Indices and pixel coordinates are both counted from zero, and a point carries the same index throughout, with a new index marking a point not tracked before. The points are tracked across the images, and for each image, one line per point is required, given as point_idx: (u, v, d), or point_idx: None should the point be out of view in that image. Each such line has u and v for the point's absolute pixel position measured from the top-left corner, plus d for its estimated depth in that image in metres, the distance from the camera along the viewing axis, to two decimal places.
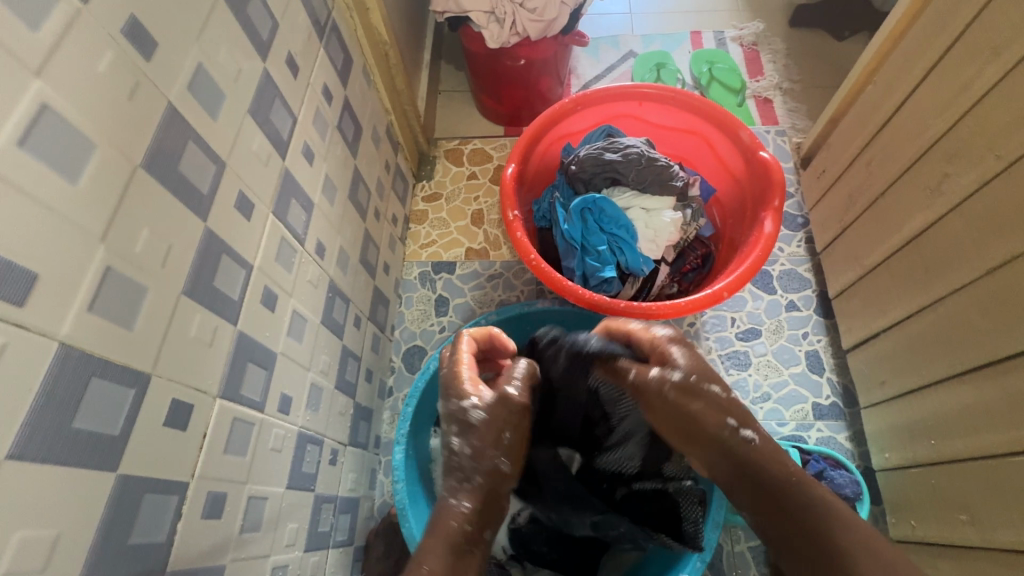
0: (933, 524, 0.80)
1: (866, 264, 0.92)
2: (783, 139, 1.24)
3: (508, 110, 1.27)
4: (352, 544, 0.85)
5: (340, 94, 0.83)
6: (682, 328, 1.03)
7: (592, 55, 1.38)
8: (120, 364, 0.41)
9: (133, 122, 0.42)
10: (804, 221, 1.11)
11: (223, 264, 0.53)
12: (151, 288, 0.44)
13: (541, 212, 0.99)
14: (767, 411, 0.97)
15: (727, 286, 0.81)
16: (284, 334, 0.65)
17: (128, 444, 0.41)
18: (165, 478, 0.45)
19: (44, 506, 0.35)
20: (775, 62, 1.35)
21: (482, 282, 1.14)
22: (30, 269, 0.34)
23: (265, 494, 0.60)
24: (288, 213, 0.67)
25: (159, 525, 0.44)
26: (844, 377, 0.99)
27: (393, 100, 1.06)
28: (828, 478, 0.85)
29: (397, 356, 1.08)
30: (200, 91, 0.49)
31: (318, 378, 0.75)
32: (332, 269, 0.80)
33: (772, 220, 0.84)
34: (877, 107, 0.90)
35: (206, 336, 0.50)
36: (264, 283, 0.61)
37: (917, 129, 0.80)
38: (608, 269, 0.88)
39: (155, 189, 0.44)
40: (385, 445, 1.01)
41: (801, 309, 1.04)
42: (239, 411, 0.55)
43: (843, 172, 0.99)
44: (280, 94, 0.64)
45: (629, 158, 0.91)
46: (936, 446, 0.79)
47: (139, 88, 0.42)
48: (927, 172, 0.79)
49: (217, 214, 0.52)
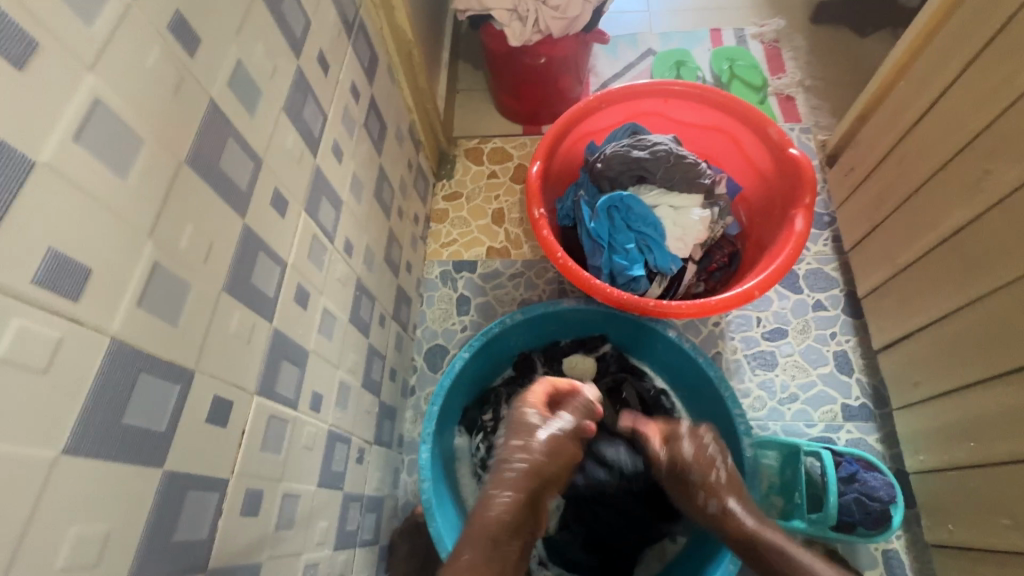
0: (973, 529, 0.78)
1: (899, 263, 0.91)
2: (807, 137, 1.23)
3: (528, 109, 1.27)
4: (377, 543, 0.85)
5: (367, 91, 0.83)
6: (707, 327, 1.02)
7: (611, 53, 1.37)
8: (166, 359, 0.40)
9: (178, 117, 0.42)
10: (831, 219, 1.09)
11: (260, 261, 0.53)
12: (194, 284, 0.43)
13: (565, 210, 0.98)
14: (794, 412, 0.96)
15: (758, 284, 0.79)
16: (316, 332, 0.65)
17: (173, 439, 0.41)
18: (207, 475, 0.45)
19: (97, 503, 0.35)
20: (797, 59, 1.33)
21: (503, 281, 1.13)
22: (83, 263, 0.34)
23: (298, 492, 0.60)
24: (320, 211, 0.67)
25: (201, 522, 0.44)
26: (874, 378, 0.97)
27: (416, 99, 1.06)
28: (861, 481, 0.83)
29: (419, 355, 1.08)
30: (238, 88, 0.49)
31: (346, 376, 0.75)
32: (359, 267, 0.80)
33: (803, 218, 0.82)
34: (911, 102, 0.88)
35: (245, 333, 0.50)
36: (298, 281, 0.61)
37: (954, 126, 0.79)
38: (636, 267, 0.87)
39: (198, 184, 0.44)
40: (408, 444, 1.01)
41: (828, 308, 1.02)
42: (274, 408, 0.55)
43: (872, 170, 0.97)
44: (312, 92, 0.64)
45: (657, 155, 0.90)
46: (975, 449, 0.77)
47: (183, 84, 0.42)
48: (966, 168, 0.77)
49: (255, 212, 0.52)
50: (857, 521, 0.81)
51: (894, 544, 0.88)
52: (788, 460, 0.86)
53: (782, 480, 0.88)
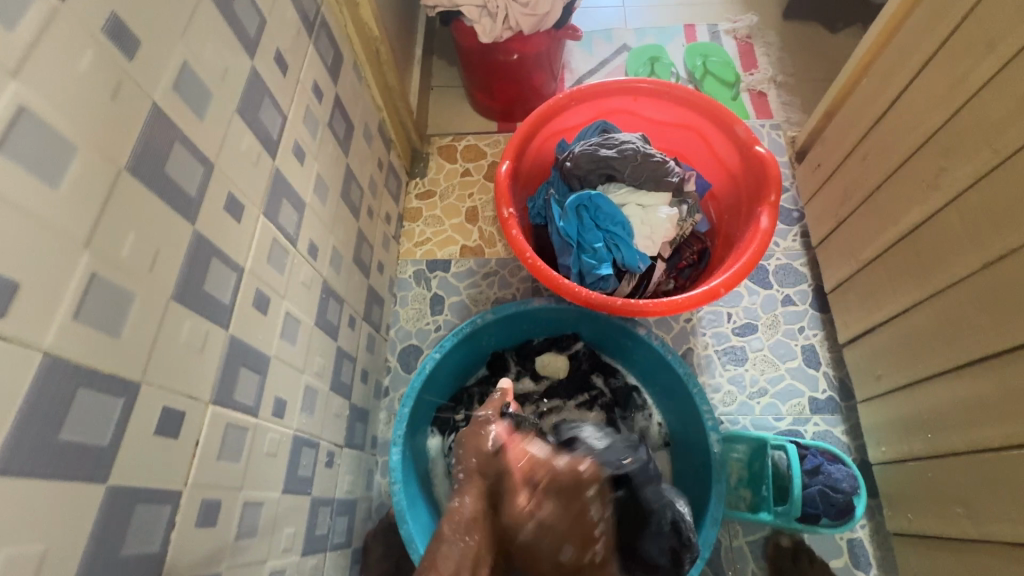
0: (929, 518, 0.80)
1: (862, 259, 0.92)
2: (778, 133, 1.24)
3: (501, 106, 1.26)
4: (350, 546, 0.84)
5: (331, 90, 0.81)
6: (678, 324, 1.03)
7: (585, 49, 1.37)
8: (108, 372, 0.40)
9: (117, 123, 0.41)
10: (800, 215, 1.11)
11: (214, 267, 0.52)
12: (138, 294, 0.42)
13: (537, 209, 0.98)
14: (764, 406, 0.97)
15: (724, 282, 0.80)
16: (278, 337, 0.64)
17: (119, 453, 0.40)
18: (158, 488, 0.44)
19: (30, 522, 0.34)
20: (769, 55, 1.34)
21: (478, 280, 1.13)
22: (10, 277, 0.33)
23: (261, 499, 0.59)
24: (280, 213, 0.66)
25: (152, 535, 0.44)
26: (840, 371, 0.99)
27: (386, 97, 1.04)
28: (825, 473, 0.83)
29: (392, 356, 1.07)
30: (186, 92, 0.48)
31: (313, 380, 0.74)
32: (325, 270, 0.79)
33: (768, 216, 0.83)
34: (875, 99, 0.89)
35: (197, 341, 0.49)
36: (256, 286, 0.60)
37: (913, 124, 0.80)
38: (605, 266, 0.87)
39: (142, 191, 0.43)
40: (382, 445, 1.00)
41: (796, 303, 1.04)
42: (233, 416, 0.54)
43: (838, 166, 0.99)
44: (269, 92, 0.63)
45: (625, 154, 0.90)
46: (933, 440, 0.79)
47: (122, 89, 0.41)
48: (923, 166, 0.78)
49: (207, 217, 0.51)
50: (820, 512, 0.81)
51: (858, 532, 0.90)
52: (756, 452, 0.86)
53: (751, 473, 0.88)
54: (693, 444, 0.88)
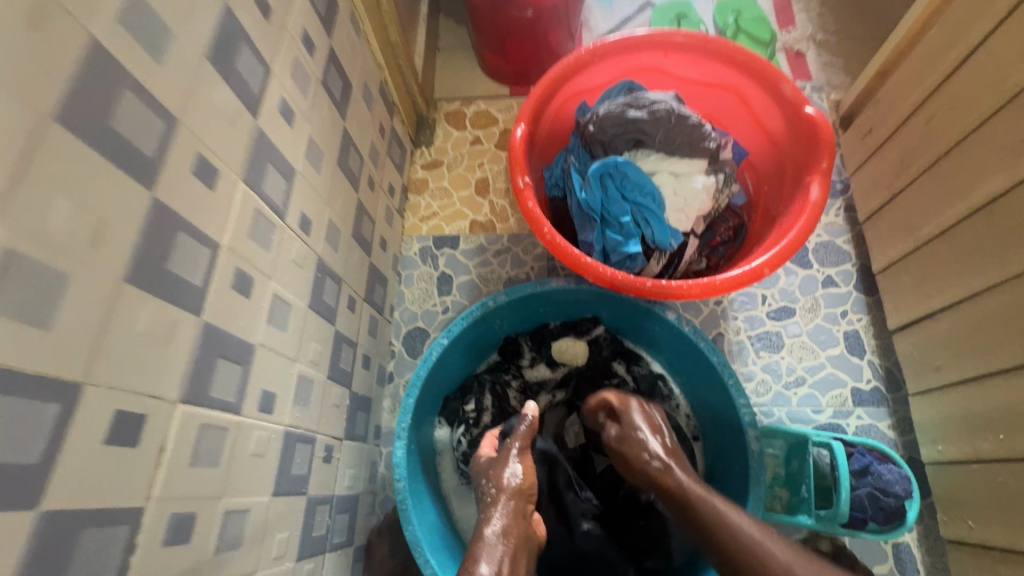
0: (995, 528, 0.72)
1: (920, 236, 0.82)
2: (820, 97, 1.13)
3: (514, 68, 1.15)
4: (352, 544, 0.79)
5: (324, 42, 0.72)
6: (708, 306, 0.94)
7: (605, 5, 1.25)
8: (33, 374, 0.32)
9: (36, 60, 0.32)
10: (843, 186, 1.00)
11: (181, 242, 0.44)
12: (75, 277, 0.35)
13: (554, 179, 0.89)
14: (801, 397, 0.89)
15: (768, 261, 0.71)
16: (264, 323, 0.56)
17: (54, 470, 0.33)
18: (111, 507, 0.37)
19: None
20: (809, 10, 1.21)
21: (488, 258, 1.04)
22: None
23: (247, 506, 0.53)
24: (264, 181, 0.57)
25: (106, 563, 0.37)
26: (887, 359, 0.90)
27: (387, 55, 0.94)
28: (875, 474, 0.75)
29: (397, 339, 1.00)
30: (138, 28, 0.40)
31: (307, 369, 0.66)
32: (320, 246, 0.70)
33: (819, 186, 0.74)
34: (945, 53, 0.78)
35: (161, 331, 0.42)
36: (236, 265, 0.52)
37: (995, 79, 0.69)
38: (632, 243, 0.78)
39: (77, 150, 0.35)
40: (386, 435, 0.94)
41: (839, 285, 0.94)
42: (210, 415, 0.47)
43: (895, 130, 0.87)
44: (248, 38, 0.54)
45: (656, 115, 0.80)
46: (1004, 443, 0.70)
47: (42, 16, 0.32)
48: (1006, 129, 0.68)
49: (170, 183, 0.43)
50: (869, 517, 0.74)
51: (905, 537, 0.83)
52: (794, 450, 0.79)
53: (788, 472, 0.81)
54: (726, 439, 0.81)
